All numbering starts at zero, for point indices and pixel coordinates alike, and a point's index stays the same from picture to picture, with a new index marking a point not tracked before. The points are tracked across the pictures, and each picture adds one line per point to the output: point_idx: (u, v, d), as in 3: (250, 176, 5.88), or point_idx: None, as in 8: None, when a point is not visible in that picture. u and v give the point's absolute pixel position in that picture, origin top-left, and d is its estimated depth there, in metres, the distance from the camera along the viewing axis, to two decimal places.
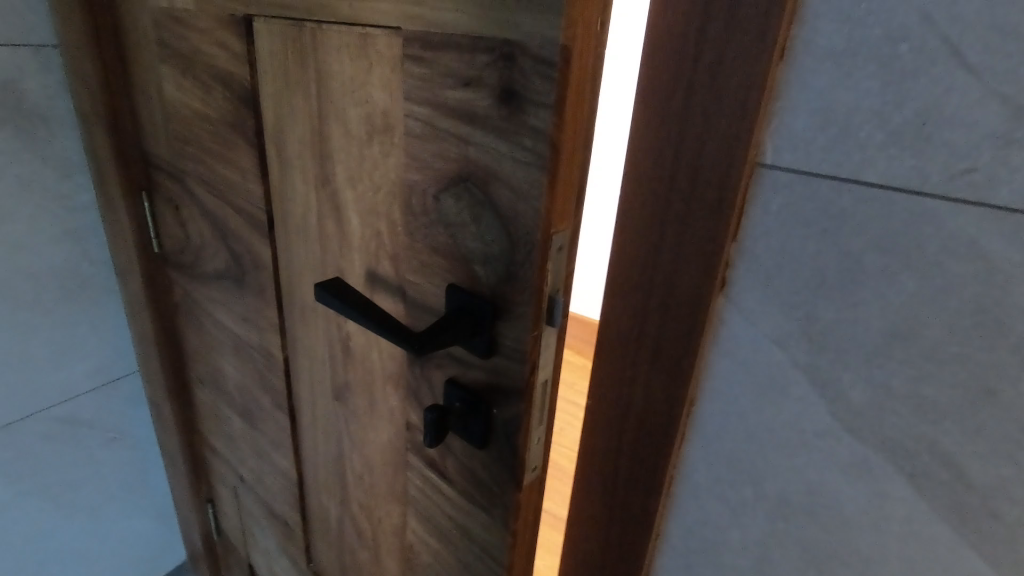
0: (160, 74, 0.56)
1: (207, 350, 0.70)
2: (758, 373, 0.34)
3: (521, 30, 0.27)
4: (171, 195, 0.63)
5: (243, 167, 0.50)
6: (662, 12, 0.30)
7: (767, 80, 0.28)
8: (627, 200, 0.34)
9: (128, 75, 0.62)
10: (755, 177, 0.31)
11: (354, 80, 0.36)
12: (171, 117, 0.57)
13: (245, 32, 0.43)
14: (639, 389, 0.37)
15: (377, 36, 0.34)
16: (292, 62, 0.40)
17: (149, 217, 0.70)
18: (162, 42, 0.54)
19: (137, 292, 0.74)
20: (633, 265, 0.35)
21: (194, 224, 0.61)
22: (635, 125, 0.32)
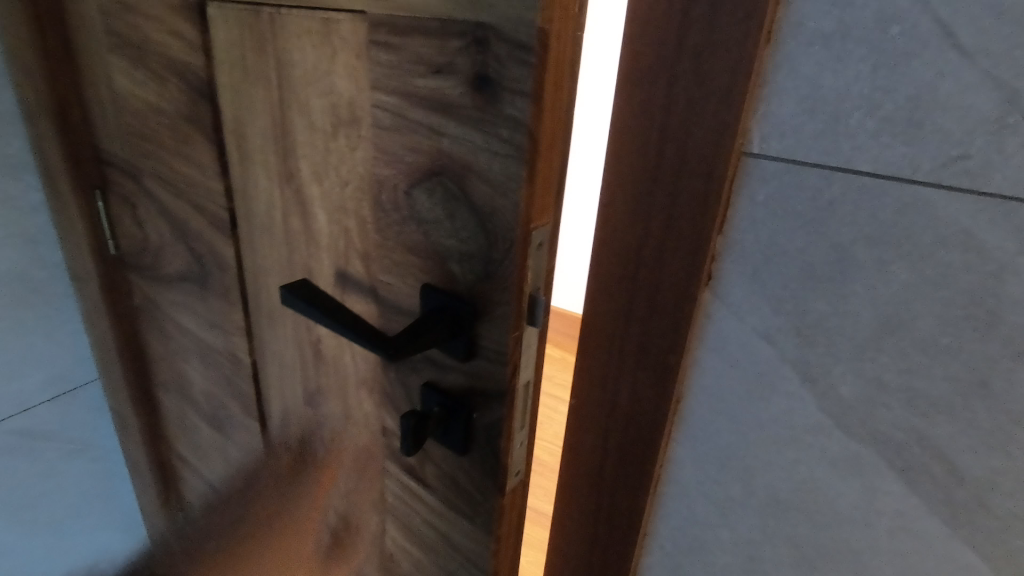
0: (111, 66, 0.53)
1: (171, 355, 0.67)
2: (746, 369, 0.33)
3: (494, 12, 0.26)
4: (127, 193, 0.60)
5: (202, 164, 0.47)
6: None
7: (753, 65, 0.27)
8: (610, 192, 0.32)
9: (75, 66, 0.58)
10: (741, 167, 0.29)
11: (316, 69, 0.34)
12: (124, 111, 0.54)
13: (199, 18, 0.40)
14: (624, 389, 0.36)
15: (341, 21, 0.32)
16: (250, 50, 0.38)
17: (103, 217, 0.65)
18: (112, 31, 0.50)
19: (95, 297, 0.70)
20: (617, 259, 0.33)
21: (153, 225, 0.58)
22: (616, 114, 0.31)
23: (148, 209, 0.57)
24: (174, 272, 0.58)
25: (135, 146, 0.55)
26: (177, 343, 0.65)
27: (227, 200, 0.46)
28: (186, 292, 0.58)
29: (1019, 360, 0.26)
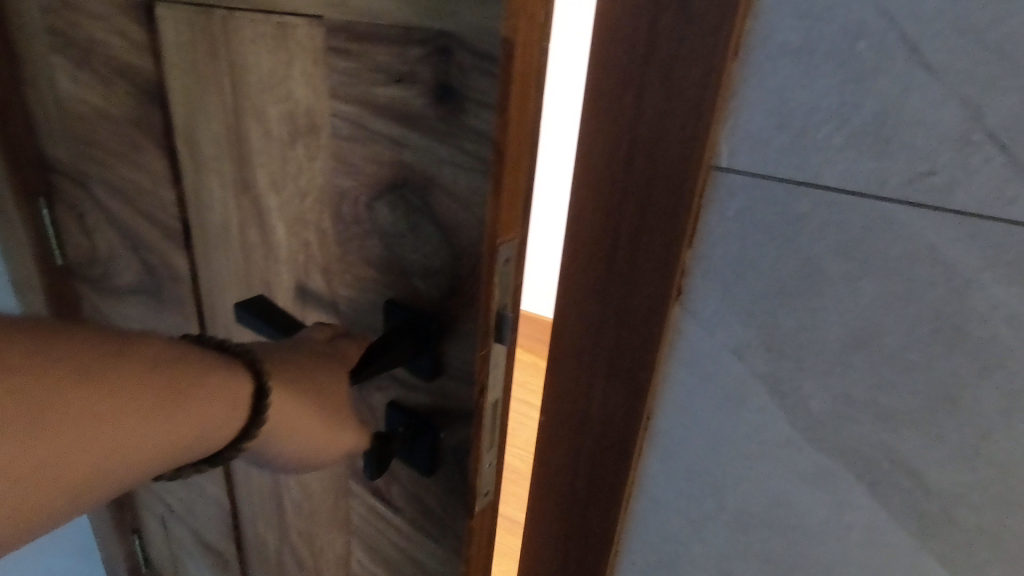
0: (54, 66, 0.50)
1: None
2: (717, 383, 0.32)
3: (457, 20, 0.25)
4: (74, 201, 0.57)
5: (154, 172, 0.44)
6: (611, 4, 0.27)
7: (721, 78, 0.26)
8: (580, 205, 0.32)
9: (16, 67, 0.55)
10: (710, 181, 0.29)
11: (272, 75, 0.32)
12: (70, 114, 0.51)
13: (146, 19, 0.38)
14: (594, 404, 0.35)
15: (297, 25, 0.30)
16: (201, 53, 0.36)
17: (49, 225, 0.62)
18: (54, 28, 0.47)
19: (41, 309, 0.67)
20: (586, 273, 0.33)
21: (103, 234, 0.55)
22: (585, 126, 0.30)
23: (97, 217, 0.54)
24: (125, 283, 0.56)
25: (82, 151, 0.52)
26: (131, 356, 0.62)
27: (180, 209, 0.44)
28: (139, 304, 0.55)
29: (983, 375, 0.27)
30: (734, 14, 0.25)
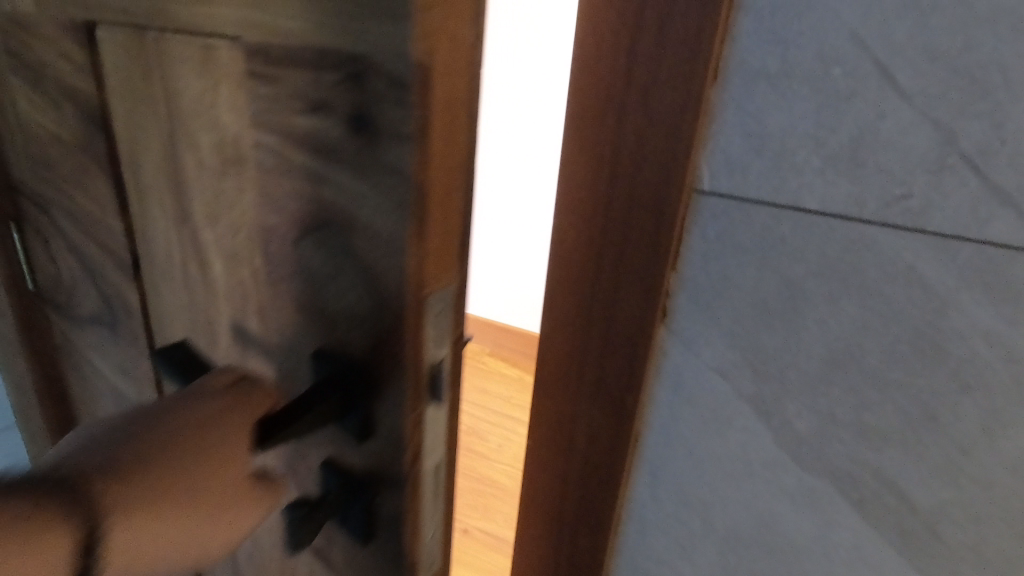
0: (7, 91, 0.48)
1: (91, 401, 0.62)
2: (703, 405, 0.32)
3: (369, 38, 0.21)
4: (40, 227, 0.55)
5: (101, 200, 0.42)
6: (592, 29, 0.27)
7: (701, 102, 0.27)
8: (563, 228, 0.31)
9: None
10: (692, 203, 0.29)
11: (201, 98, 0.28)
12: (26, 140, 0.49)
13: (86, 38, 0.35)
14: (581, 428, 0.35)
15: (220, 47, 0.26)
16: (134, 71, 0.31)
17: (19, 253, 0.60)
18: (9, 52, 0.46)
19: (8, 337, 0.65)
20: (568, 296, 0.32)
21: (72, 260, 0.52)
22: (567, 150, 0.30)
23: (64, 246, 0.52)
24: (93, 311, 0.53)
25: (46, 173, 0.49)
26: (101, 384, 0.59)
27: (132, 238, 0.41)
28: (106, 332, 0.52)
29: (963, 393, 0.27)
30: (712, 38, 0.25)
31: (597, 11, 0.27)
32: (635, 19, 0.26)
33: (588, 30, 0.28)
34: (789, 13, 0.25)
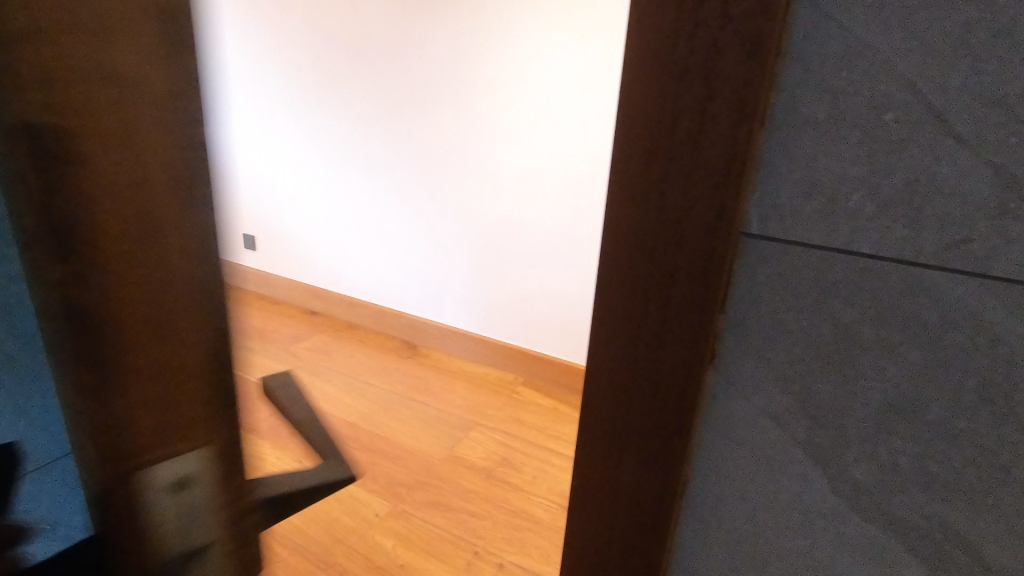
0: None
1: None
2: (755, 449, 0.32)
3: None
4: None
5: None
6: (635, 81, 0.28)
7: (749, 150, 0.27)
8: (607, 271, 0.32)
9: None
10: (740, 247, 0.29)
11: None
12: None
13: None
14: (626, 472, 0.34)
15: None
16: None
17: None
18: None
19: None
20: (615, 338, 0.33)
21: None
22: (611, 196, 0.31)
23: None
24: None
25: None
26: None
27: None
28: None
29: None
30: (761, 86, 0.26)
31: (645, 61, 0.28)
32: (681, 70, 0.27)
33: (636, 80, 0.28)
34: (838, 61, 0.25)
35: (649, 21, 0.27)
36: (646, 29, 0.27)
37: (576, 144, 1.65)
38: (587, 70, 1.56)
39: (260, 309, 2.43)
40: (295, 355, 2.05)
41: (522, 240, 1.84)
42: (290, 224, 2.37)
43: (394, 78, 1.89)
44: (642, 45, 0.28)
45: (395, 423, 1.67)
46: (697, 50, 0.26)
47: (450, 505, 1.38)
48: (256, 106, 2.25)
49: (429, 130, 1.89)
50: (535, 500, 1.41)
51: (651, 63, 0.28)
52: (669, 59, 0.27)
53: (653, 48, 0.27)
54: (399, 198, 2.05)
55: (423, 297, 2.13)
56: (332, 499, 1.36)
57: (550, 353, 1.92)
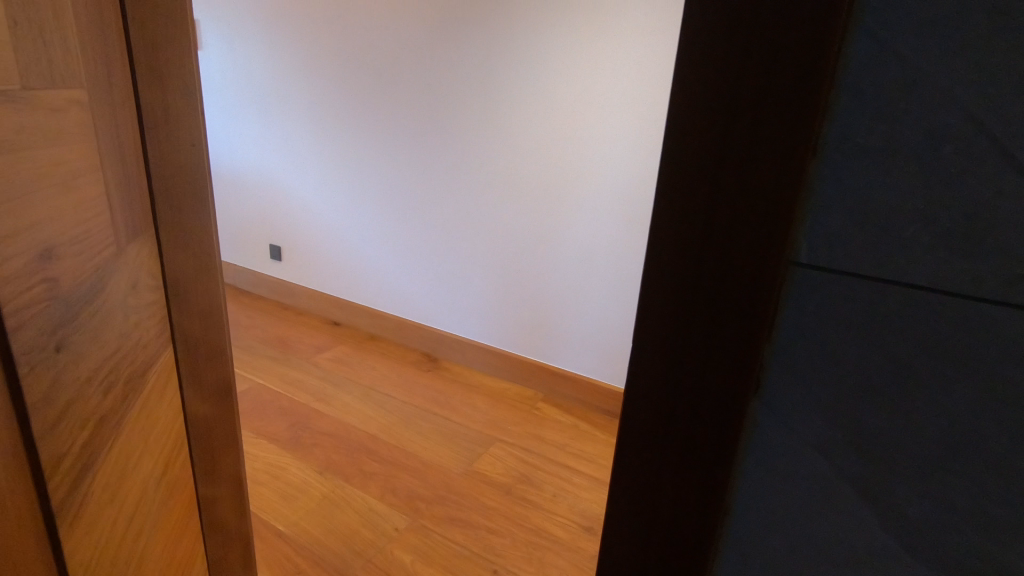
0: (88, 153, 0.49)
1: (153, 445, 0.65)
2: (800, 481, 0.31)
3: None
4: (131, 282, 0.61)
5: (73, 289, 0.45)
6: (682, 108, 0.28)
7: (801, 178, 0.27)
8: (649, 296, 0.32)
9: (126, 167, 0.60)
10: (787, 276, 0.28)
11: None
12: (92, 199, 0.50)
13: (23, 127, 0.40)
14: (664, 500, 0.34)
15: None
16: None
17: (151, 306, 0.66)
18: (72, 121, 0.46)
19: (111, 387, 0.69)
20: (654, 364, 0.32)
21: (104, 324, 0.52)
22: (654, 221, 0.30)
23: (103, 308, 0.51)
24: (103, 388, 0.51)
25: (95, 234, 0.50)
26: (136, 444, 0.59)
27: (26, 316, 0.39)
28: (93, 417, 0.49)
29: None
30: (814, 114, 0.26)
31: (692, 86, 0.27)
32: (732, 98, 0.27)
33: (680, 104, 0.28)
34: (895, 90, 0.25)
35: (696, 45, 0.27)
36: (690, 56, 0.27)
37: (602, 162, 1.67)
38: (613, 88, 1.59)
39: (283, 318, 2.47)
40: (317, 364, 2.07)
41: (545, 255, 1.86)
42: (315, 235, 2.42)
43: (423, 95, 1.93)
44: (689, 69, 0.27)
45: (415, 436, 1.68)
46: (750, 76, 0.26)
47: (469, 521, 1.37)
48: (287, 119, 2.31)
49: (455, 148, 1.93)
50: (555, 519, 1.40)
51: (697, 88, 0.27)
52: (718, 83, 0.27)
53: (702, 72, 0.27)
54: (424, 212, 2.08)
55: (444, 311, 2.15)
56: (352, 512, 1.36)
57: (570, 369, 1.92)
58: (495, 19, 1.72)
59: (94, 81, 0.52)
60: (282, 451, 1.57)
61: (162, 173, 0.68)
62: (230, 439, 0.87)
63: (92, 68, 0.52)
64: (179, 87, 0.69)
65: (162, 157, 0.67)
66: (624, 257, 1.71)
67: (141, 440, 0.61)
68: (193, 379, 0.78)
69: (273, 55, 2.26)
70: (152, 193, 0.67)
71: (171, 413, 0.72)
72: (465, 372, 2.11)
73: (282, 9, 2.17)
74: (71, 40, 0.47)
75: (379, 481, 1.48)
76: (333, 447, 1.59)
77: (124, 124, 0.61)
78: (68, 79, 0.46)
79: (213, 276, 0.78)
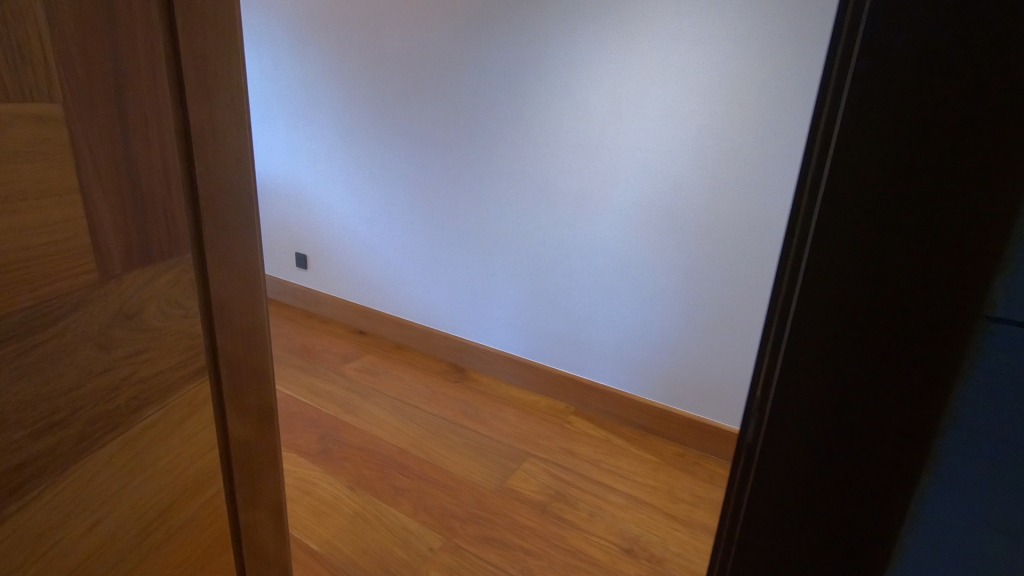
0: (49, 171, 0.47)
1: (143, 477, 0.61)
2: (966, 544, 0.30)
3: None
4: (133, 307, 0.57)
5: None
6: (860, 142, 0.27)
7: (998, 226, 0.25)
8: (805, 334, 0.30)
9: (148, 187, 0.57)
10: (976, 329, 0.27)
11: None
12: (45, 223, 0.47)
13: None
14: (803, 546, 0.32)
15: None
16: None
17: (181, 328, 0.64)
18: (16, 136, 0.43)
19: (193, 416, 0.68)
20: (799, 396, 0.31)
21: (52, 359, 0.49)
22: (817, 255, 0.29)
23: (48, 342, 0.48)
24: (36, 428, 0.49)
25: (32, 270, 0.47)
26: (101, 485, 0.56)
27: None
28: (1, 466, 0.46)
29: None
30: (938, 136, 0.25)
31: (872, 119, 0.26)
32: (922, 137, 0.26)
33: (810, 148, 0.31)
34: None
35: (882, 77, 0.26)
36: (874, 87, 0.26)
37: (635, 169, 1.62)
38: (651, 94, 1.55)
39: (309, 326, 2.46)
40: (343, 374, 2.05)
41: (577, 264, 1.82)
42: (342, 243, 2.41)
43: (452, 102, 1.92)
44: (857, 99, 0.27)
45: (446, 450, 1.65)
46: (931, 109, 0.25)
47: (504, 541, 1.33)
48: (314, 126, 2.30)
49: (485, 155, 1.90)
50: (593, 540, 1.35)
51: (828, 125, 0.29)
52: (842, 118, 0.27)
53: (878, 105, 0.26)
54: (453, 220, 2.06)
55: (472, 320, 2.13)
56: (384, 531, 1.33)
57: (601, 382, 1.88)
58: (526, 25, 1.69)
59: (88, 91, 0.49)
60: (312, 464, 1.55)
61: (208, 191, 0.65)
62: (270, 456, 0.85)
63: (93, 86, 0.50)
64: (227, 100, 0.67)
65: (208, 173, 0.65)
66: (660, 267, 1.66)
67: (117, 476, 0.58)
68: (237, 400, 0.75)
69: (301, 61, 2.25)
70: (198, 212, 0.65)
71: (200, 441, 0.69)
72: (494, 383, 2.08)
73: (311, 15, 2.15)
74: (38, 53, 0.45)
75: (410, 497, 1.45)
76: (363, 461, 1.57)
77: (161, 141, 0.58)
78: (25, 93, 0.44)
79: (253, 291, 0.76)
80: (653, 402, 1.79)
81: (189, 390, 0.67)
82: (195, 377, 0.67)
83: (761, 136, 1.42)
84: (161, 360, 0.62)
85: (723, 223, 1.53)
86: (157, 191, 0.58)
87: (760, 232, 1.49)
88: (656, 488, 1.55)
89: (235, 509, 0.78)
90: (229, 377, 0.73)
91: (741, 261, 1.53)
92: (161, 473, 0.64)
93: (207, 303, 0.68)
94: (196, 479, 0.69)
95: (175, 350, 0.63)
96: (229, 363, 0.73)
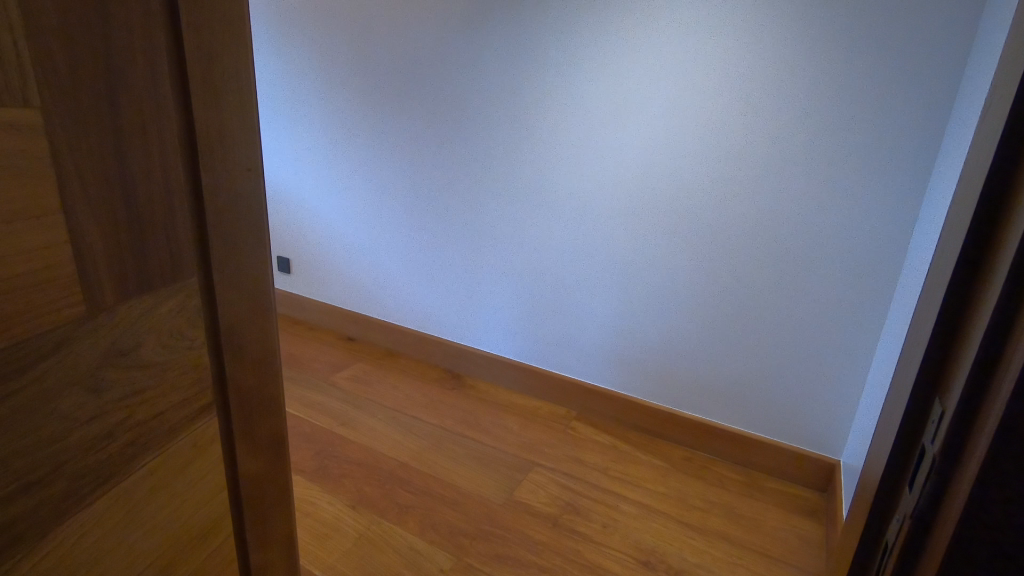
0: (29, 193, 0.40)
1: (140, 533, 0.54)
2: None
3: None
4: (128, 344, 0.50)
5: None
6: None
7: None
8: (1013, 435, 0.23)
9: (149, 204, 0.50)
10: None
11: None
12: (26, 253, 0.40)
13: None
14: None
15: None
16: None
17: (186, 364, 0.57)
18: None
19: (199, 457, 0.60)
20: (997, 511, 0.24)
21: (30, 410, 0.42)
22: None
23: (25, 390, 0.41)
24: (12, 491, 0.41)
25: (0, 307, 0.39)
26: (92, 548, 0.49)
27: None
28: None
29: None
30: None
31: None
32: None
33: (957, 200, 0.32)
34: None
35: None
36: None
37: (635, 168, 1.57)
38: (652, 89, 1.49)
39: (296, 334, 2.37)
40: (334, 385, 1.97)
41: (577, 269, 1.76)
42: (328, 248, 2.32)
43: (442, 99, 1.85)
44: None
45: (448, 462, 1.59)
46: None
47: (516, 557, 1.28)
48: (297, 126, 2.21)
49: (479, 154, 1.84)
50: (609, 553, 1.31)
51: None
52: None
53: None
54: (445, 224, 1.99)
55: (467, 324, 2.06)
56: (392, 553, 1.27)
57: (604, 385, 1.83)
58: (519, 19, 1.63)
59: (73, 91, 0.42)
60: (309, 482, 1.47)
61: (216, 205, 0.58)
62: (282, 496, 0.77)
63: (81, 90, 0.42)
64: (235, 101, 0.59)
65: (214, 185, 0.57)
66: (663, 271, 1.61)
67: (107, 538, 0.51)
68: (247, 436, 0.68)
69: (282, 59, 2.15)
70: (205, 229, 0.57)
71: (206, 487, 0.62)
72: (491, 389, 2.03)
73: (292, 9, 2.06)
74: (9, 52, 0.37)
75: (416, 514, 1.39)
76: (362, 478, 1.50)
77: (164, 152, 0.51)
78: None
79: (262, 316, 0.68)
80: (658, 406, 1.75)
81: (193, 431, 0.59)
82: (200, 416, 0.60)
83: (766, 133, 1.38)
84: (162, 401, 0.55)
85: (729, 226, 1.48)
86: (159, 208, 0.51)
87: (768, 236, 1.44)
88: (666, 495, 1.52)
89: (241, 559, 0.70)
90: (239, 413, 0.66)
91: (747, 265, 1.49)
92: (162, 527, 0.57)
93: (214, 333, 0.61)
94: (202, 528, 0.62)
95: (178, 387, 0.56)
96: (238, 397, 0.66)
